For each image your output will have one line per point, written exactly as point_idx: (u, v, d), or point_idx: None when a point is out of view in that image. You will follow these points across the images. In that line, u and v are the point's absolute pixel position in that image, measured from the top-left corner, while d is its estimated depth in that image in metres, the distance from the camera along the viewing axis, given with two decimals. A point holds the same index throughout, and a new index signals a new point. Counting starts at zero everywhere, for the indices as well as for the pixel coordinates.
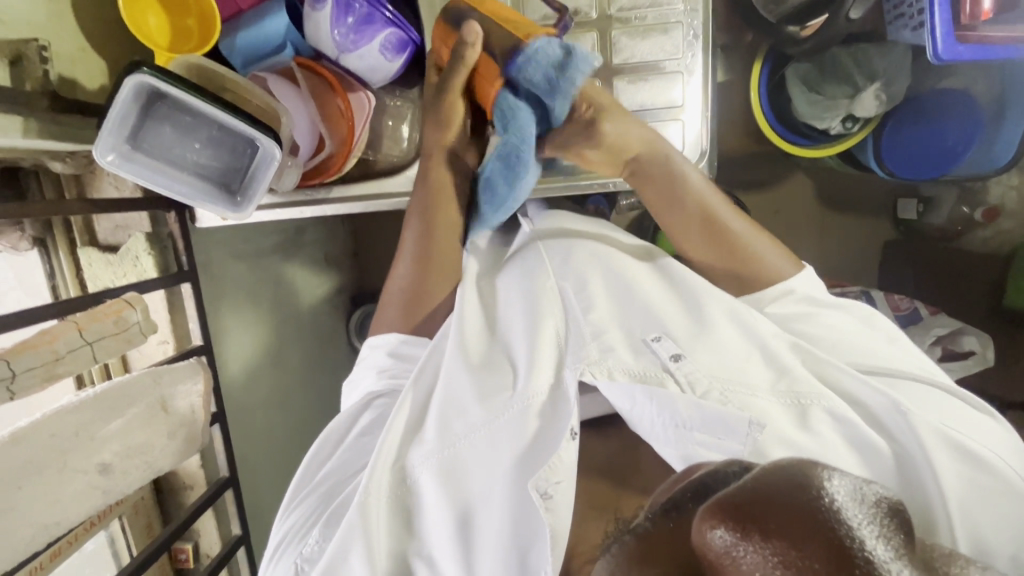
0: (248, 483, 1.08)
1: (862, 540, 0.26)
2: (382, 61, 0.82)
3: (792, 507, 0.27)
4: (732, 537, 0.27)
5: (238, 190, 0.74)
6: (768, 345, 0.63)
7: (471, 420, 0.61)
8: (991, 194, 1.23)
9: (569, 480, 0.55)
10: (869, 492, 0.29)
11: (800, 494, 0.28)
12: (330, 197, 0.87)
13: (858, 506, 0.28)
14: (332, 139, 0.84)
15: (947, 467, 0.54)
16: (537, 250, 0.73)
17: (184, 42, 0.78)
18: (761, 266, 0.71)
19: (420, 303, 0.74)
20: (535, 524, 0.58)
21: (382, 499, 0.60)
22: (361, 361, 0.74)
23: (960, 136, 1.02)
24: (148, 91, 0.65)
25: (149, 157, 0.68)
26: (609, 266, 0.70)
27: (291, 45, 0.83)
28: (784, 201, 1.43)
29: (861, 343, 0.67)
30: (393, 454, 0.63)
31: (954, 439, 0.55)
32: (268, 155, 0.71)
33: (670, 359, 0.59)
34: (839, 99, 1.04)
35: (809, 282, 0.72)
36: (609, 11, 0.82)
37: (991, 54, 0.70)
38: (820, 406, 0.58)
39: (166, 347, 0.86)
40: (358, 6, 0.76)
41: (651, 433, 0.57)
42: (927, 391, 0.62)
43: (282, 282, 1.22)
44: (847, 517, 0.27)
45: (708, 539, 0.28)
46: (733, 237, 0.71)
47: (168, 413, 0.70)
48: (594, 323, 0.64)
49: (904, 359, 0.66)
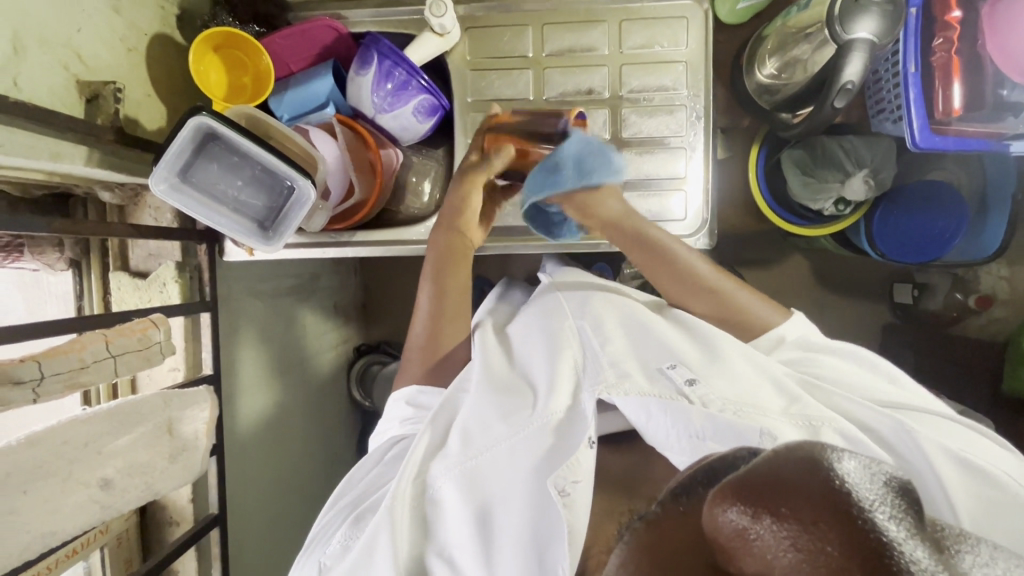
0: (237, 527, 1.05)
1: (878, 523, 0.26)
2: (414, 121, 0.90)
3: (809, 488, 0.27)
4: (745, 516, 0.27)
5: (270, 226, 0.79)
6: (779, 376, 0.64)
7: (493, 436, 0.64)
8: (982, 284, 1.35)
9: (587, 481, 0.57)
10: (878, 473, 0.28)
11: (813, 475, 0.27)
12: (353, 240, 0.92)
13: (868, 486, 0.27)
14: (361, 188, 0.90)
15: (952, 481, 0.54)
16: (559, 297, 0.79)
17: (237, 96, 0.88)
18: (747, 313, 0.77)
19: (434, 352, 0.81)
20: (552, 523, 0.58)
21: (405, 506, 0.62)
22: (386, 413, 0.80)
23: (948, 226, 1.12)
24: (203, 133, 0.71)
25: (196, 190, 0.74)
26: (625, 310, 0.74)
27: (333, 103, 0.91)
28: (780, 278, 1.50)
29: (881, 386, 0.69)
30: (414, 469, 0.64)
31: (964, 459, 0.56)
32: (303, 195, 0.76)
33: (685, 384, 0.61)
34: (830, 183, 1.11)
35: (797, 327, 0.76)
36: (620, 92, 0.91)
37: (968, 146, 0.77)
38: (830, 427, 0.58)
39: (176, 374, 0.88)
40: (397, 74, 0.85)
41: (665, 444, 0.59)
42: (934, 418, 0.63)
43: (294, 323, 1.26)
44: (859, 497, 0.26)
45: (721, 519, 0.27)
46: (718, 289, 0.78)
47: (173, 435, 0.71)
48: (612, 354, 0.66)
49: (918, 398, 0.68)
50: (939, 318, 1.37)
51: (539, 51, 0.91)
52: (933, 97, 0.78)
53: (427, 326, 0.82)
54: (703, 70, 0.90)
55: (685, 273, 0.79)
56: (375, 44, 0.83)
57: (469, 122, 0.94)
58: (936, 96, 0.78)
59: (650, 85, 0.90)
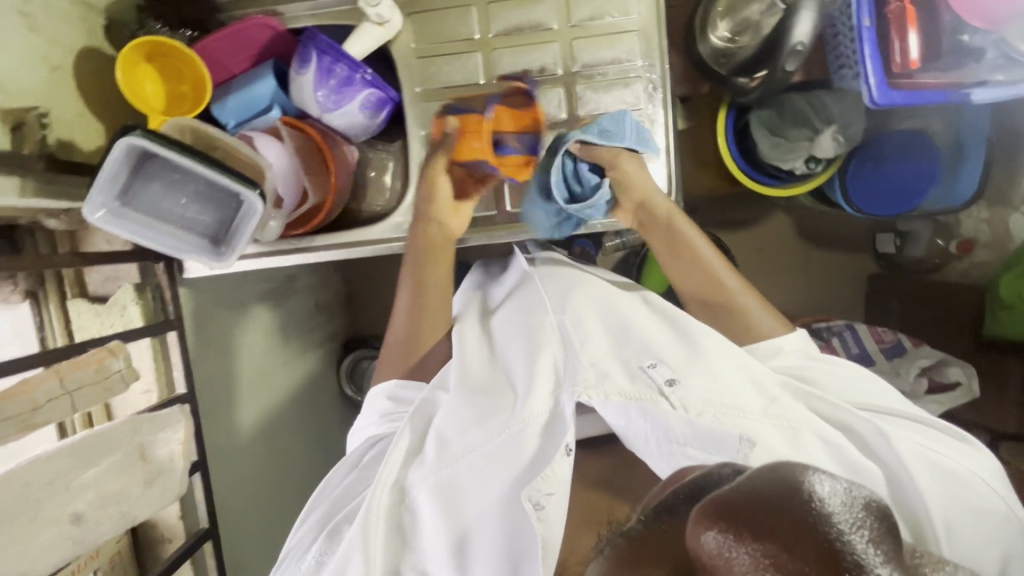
0: (237, 534, 1.07)
1: (851, 543, 0.29)
2: (363, 118, 0.87)
3: (790, 514, 0.29)
4: (726, 539, 0.29)
5: (222, 241, 0.77)
6: (759, 376, 0.66)
7: (470, 440, 0.64)
8: (963, 228, 1.32)
9: (562, 493, 0.58)
10: (856, 496, 0.31)
11: (794, 500, 0.30)
12: (314, 244, 0.89)
13: (846, 510, 0.30)
14: (316, 191, 0.88)
15: (931, 485, 0.56)
16: (537, 287, 0.79)
17: (179, 106, 0.85)
18: (753, 320, 0.78)
19: (416, 344, 0.82)
20: (528, 537, 0.60)
21: (381, 520, 0.62)
22: (366, 408, 0.81)
23: (923, 173, 1.11)
24: (138, 152, 0.69)
25: (141, 213, 0.72)
26: (604, 304, 0.74)
27: (278, 105, 0.88)
28: (764, 239, 1.52)
29: (859, 385, 0.70)
30: (393, 479, 0.65)
31: (938, 463, 0.58)
32: (252, 208, 0.74)
33: (665, 384, 0.62)
34: (800, 141, 1.10)
35: (799, 340, 0.75)
36: (573, 68, 0.88)
37: (925, 98, 0.74)
38: (809, 431, 0.60)
39: (149, 396, 0.88)
40: (339, 70, 0.81)
41: (644, 449, 0.60)
42: (910, 420, 0.65)
43: (274, 328, 1.25)
44: (834, 520, 0.29)
45: (703, 541, 0.30)
46: (724, 287, 0.81)
47: (147, 460, 0.72)
48: (592, 353, 0.67)
49: (892, 397, 0.70)
50: (923, 265, 1.37)
51: (485, 32, 0.87)
52: (889, 47, 0.75)
53: (409, 308, 0.83)
54: (656, 37, 0.86)
55: (696, 263, 0.82)
56: (313, 41, 0.80)
57: (421, 111, 0.90)
58: (894, 46, 0.75)
59: (602, 59, 0.87)
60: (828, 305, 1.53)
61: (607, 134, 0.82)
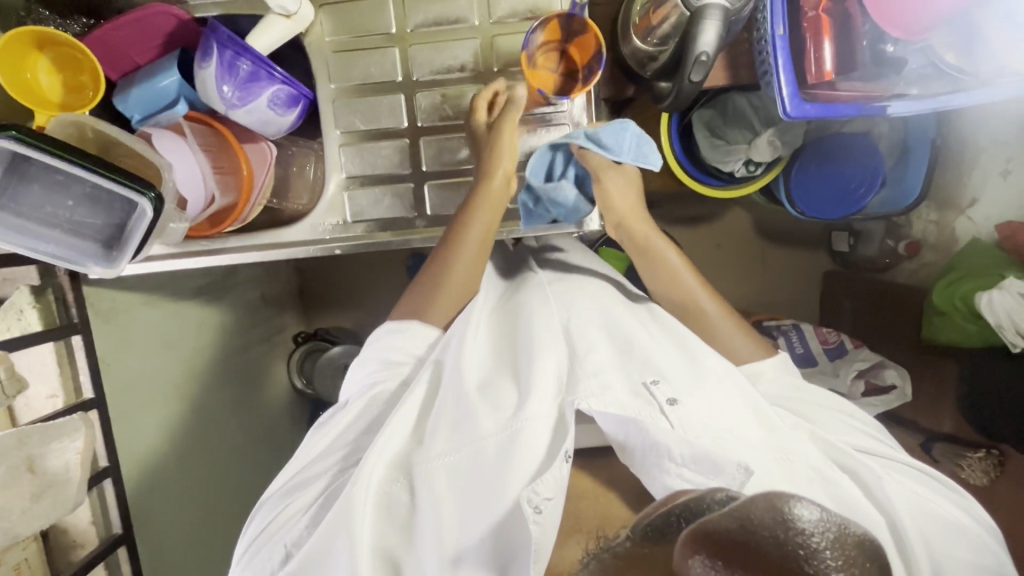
0: (174, 536, 1.05)
1: (811, 558, 0.37)
2: (273, 115, 0.83)
3: (762, 545, 0.37)
4: (709, 564, 0.37)
5: (115, 246, 0.74)
6: (760, 401, 0.67)
7: (472, 430, 0.64)
8: (912, 229, 1.28)
9: (559, 497, 0.57)
10: (826, 524, 0.38)
11: (771, 526, 0.38)
12: (228, 246, 0.87)
13: (816, 533, 0.38)
14: (226, 192, 0.85)
15: (916, 526, 0.60)
16: (545, 294, 0.79)
17: (76, 98, 0.80)
18: (730, 347, 0.77)
19: (440, 289, 0.78)
20: (520, 539, 0.58)
21: (370, 497, 0.62)
22: (364, 351, 0.78)
23: (864, 178, 1.09)
24: (9, 153, 0.65)
25: (14, 216, 0.68)
26: (607, 316, 0.75)
27: (184, 99, 0.83)
28: (723, 234, 1.51)
29: (849, 421, 0.72)
30: (391, 458, 0.65)
31: (921, 506, 0.63)
32: (142, 213, 0.71)
33: (666, 403, 0.63)
34: (738, 144, 1.08)
35: (776, 366, 0.76)
36: (493, 67, 0.84)
37: (839, 111, 0.74)
38: (805, 463, 0.62)
39: (54, 401, 0.87)
40: (242, 66, 0.77)
41: (642, 468, 0.60)
42: (898, 460, 0.68)
43: (221, 322, 1.20)
44: (803, 539, 0.37)
45: (690, 562, 0.38)
46: (709, 317, 0.78)
47: (35, 473, 0.70)
48: (594, 364, 0.68)
49: (880, 435, 0.73)
50: (875, 264, 1.36)
51: (402, 26, 0.84)
52: (805, 58, 0.76)
53: (439, 256, 0.78)
54: None
55: (683, 292, 0.79)
56: (213, 33, 0.75)
57: (336, 109, 0.87)
58: (809, 57, 0.76)
59: None
60: (783, 302, 1.54)
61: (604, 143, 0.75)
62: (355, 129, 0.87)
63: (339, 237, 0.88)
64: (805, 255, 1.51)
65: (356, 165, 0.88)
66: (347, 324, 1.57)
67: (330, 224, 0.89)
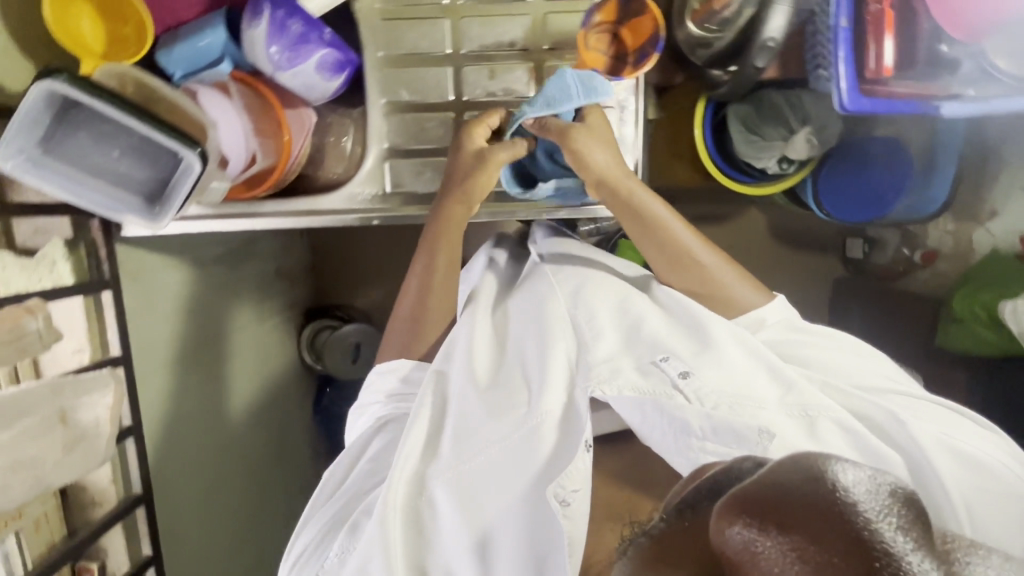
0: (185, 502, 1.05)
1: (880, 531, 0.28)
2: (319, 79, 0.82)
3: (811, 503, 0.29)
4: (750, 533, 0.29)
5: (157, 201, 0.72)
6: (771, 359, 0.66)
7: (490, 433, 0.63)
8: (929, 238, 1.29)
9: (585, 487, 0.59)
10: (881, 484, 0.30)
11: (815, 487, 0.30)
12: (265, 209, 0.84)
13: (872, 497, 0.29)
14: (266, 154, 0.83)
15: (947, 467, 0.58)
16: (551, 274, 0.78)
17: (121, 50, 0.79)
18: (738, 302, 0.76)
19: (420, 324, 0.78)
20: (552, 536, 0.61)
21: (396, 510, 0.61)
22: (366, 387, 0.77)
23: (893, 182, 1.11)
24: (60, 98, 0.64)
25: (61, 163, 0.67)
26: (622, 296, 0.73)
27: (229, 58, 0.82)
28: (738, 233, 1.51)
29: (864, 371, 0.70)
30: (411, 470, 0.63)
31: (952, 445, 0.61)
32: (188, 167, 0.69)
33: (679, 377, 0.62)
34: (773, 141, 1.08)
35: (778, 308, 0.76)
36: (542, 45, 0.84)
37: (896, 108, 0.74)
38: (826, 417, 0.62)
39: (81, 356, 0.85)
40: (293, 27, 0.77)
41: (660, 444, 0.62)
42: (920, 403, 0.67)
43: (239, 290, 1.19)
44: (862, 508, 0.28)
45: (727, 534, 0.30)
46: (715, 279, 0.76)
47: (68, 424, 0.69)
48: (602, 350, 0.67)
49: (900, 382, 0.71)
50: (888, 272, 1.36)
51: None
52: (864, 53, 0.76)
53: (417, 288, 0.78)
54: None
55: (683, 257, 0.77)
56: None
57: (382, 79, 0.86)
58: (868, 53, 0.76)
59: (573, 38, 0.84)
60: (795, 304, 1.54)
61: (551, 100, 0.74)
62: (399, 99, 0.86)
63: (379, 207, 0.86)
64: (819, 259, 1.52)
65: (398, 136, 0.87)
66: (357, 303, 1.57)
67: (368, 194, 0.87)
